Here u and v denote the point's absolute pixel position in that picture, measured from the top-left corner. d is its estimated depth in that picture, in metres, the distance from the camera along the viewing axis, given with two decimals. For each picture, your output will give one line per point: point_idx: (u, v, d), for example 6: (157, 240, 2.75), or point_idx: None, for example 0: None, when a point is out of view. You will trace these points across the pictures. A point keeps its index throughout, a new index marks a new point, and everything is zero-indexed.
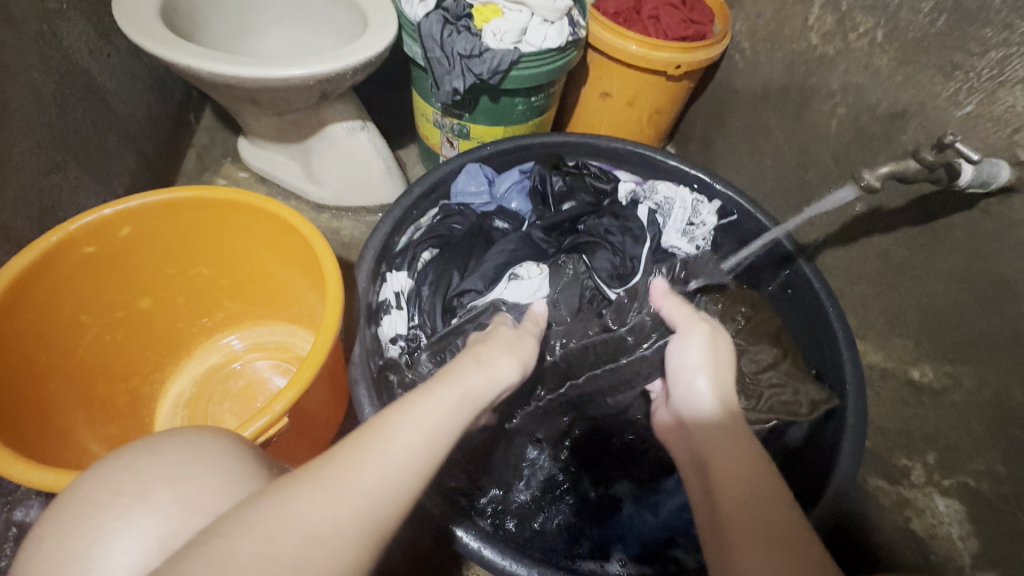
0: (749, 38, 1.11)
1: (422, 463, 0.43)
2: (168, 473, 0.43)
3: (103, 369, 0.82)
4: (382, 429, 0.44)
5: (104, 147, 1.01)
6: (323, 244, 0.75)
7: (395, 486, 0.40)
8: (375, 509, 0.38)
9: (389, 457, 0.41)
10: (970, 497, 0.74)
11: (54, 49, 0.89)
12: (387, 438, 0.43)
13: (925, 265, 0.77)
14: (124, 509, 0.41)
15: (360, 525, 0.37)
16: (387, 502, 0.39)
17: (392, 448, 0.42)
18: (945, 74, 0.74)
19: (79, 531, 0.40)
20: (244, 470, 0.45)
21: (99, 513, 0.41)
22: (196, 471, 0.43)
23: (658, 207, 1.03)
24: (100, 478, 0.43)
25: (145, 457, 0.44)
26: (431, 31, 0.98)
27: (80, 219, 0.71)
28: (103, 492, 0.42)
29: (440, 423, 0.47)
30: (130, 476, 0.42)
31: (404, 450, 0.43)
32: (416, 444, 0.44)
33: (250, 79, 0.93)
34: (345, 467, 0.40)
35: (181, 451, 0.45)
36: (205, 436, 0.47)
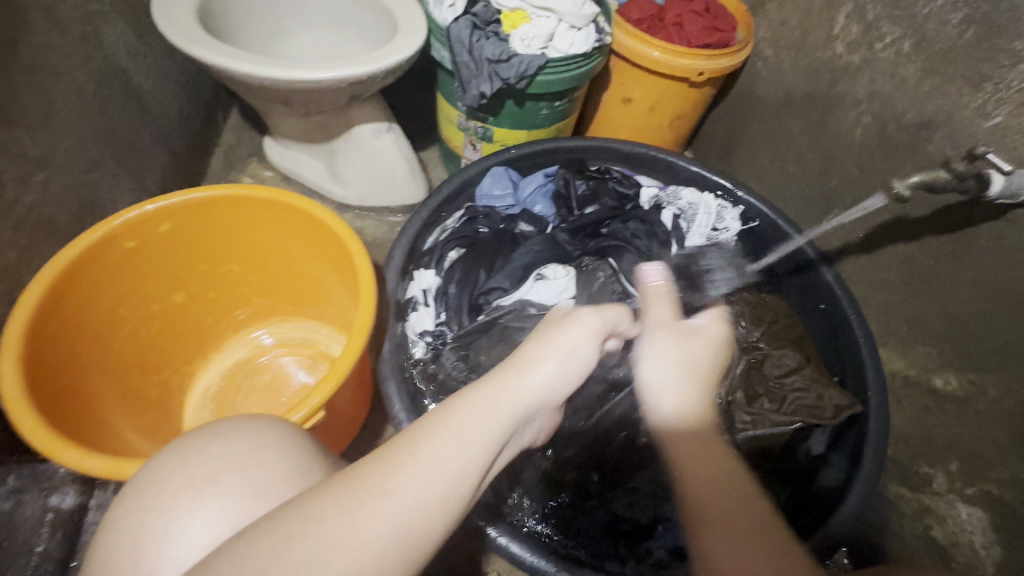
0: (773, 46, 1.12)
1: (453, 474, 0.40)
2: (234, 459, 0.46)
3: (138, 361, 0.84)
4: (418, 442, 0.41)
5: (139, 145, 1.04)
6: (359, 246, 0.76)
7: (432, 496, 0.38)
8: (399, 520, 0.37)
9: (419, 464, 0.39)
10: (993, 506, 0.76)
11: (96, 51, 0.92)
12: (423, 451, 0.40)
13: (949, 274, 0.78)
14: (201, 492, 0.43)
15: (385, 532, 0.36)
16: (427, 515, 0.38)
17: (421, 455, 0.40)
18: (973, 85, 0.75)
19: (157, 512, 0.43)
20: (302, 458, 0.47)
21: (173, 494, 0.44)
22: (260, 458, 0.46)
23: (681, 212, 1.05)
24: (174, 461, 0.46)
25: (212, 443, 0.46)
26: (460, 36, 1.00)
27: (123, 214, 0.74)
28: (176, 475, 0.45)
29: (470, 429, 0.43)
30: (200, 460, 0.45)
31: (434, 459, 0.40)
32: (448, 454, 0.41)
33: (284, 81, 0.95)
34: (375, 472, 0.39)
35: (243, 436, 0.47)
36: (262, 424, 0.50)
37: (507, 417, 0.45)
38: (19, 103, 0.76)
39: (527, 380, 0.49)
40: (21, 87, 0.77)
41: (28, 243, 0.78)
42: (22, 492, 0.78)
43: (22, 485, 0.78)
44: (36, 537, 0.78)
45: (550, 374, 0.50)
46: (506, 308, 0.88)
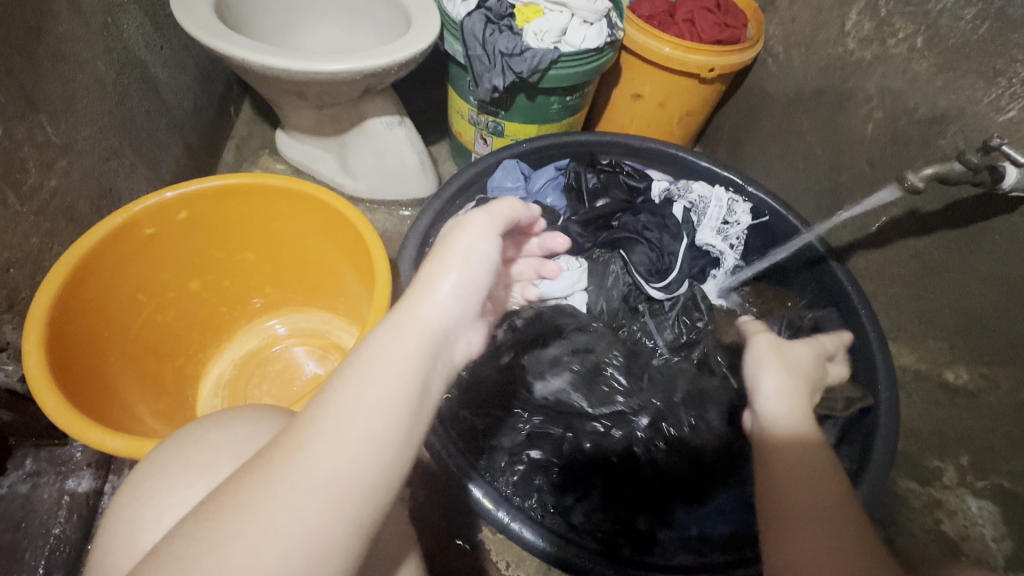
0: (783, 42, 1.13)
1: (370, 413, 0.37)
2: (235, 447, 0.44)
3: (156, 347, 0.85)
4: (327, 394, 0.38)
5: (156, 135, 1.05)
6: (373, 235, 0.77)
7: (356, 431, 0.36)
8: (319, 469, 0.35)
9: (331, 413, 0.37)
10: (1007, 500, 0.76)
11: (116, 41, 0.93)
12: (337, 399, 0.38)
13: (961, 268, 0.78)
14: (192, 480, 0.43)
15: (306, 485, 0.34)
16: (363, 455, 0.36)
17: (330, 403, 0.38)
18: (987, 80, 0.75)
19: (155, 503, 0.42)
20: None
21: (172, 482, 0.43)
22: (259, 446, 0.45)
23: (692, 206, 1.04)
24: (174, 450, 0.45)
25: (212, 431, 0.46)
26: (473, 29, 1.01)
27: (143, 201, 0.75)
28: (174, 464, 0.44)
29: (378, 365, 0.40)
30: (198, 448, 0.44)
31: (344, 404, 0.37)
32: (357, 394, 0.38)
33: (300, 73, 0.96)
34: (290, 433, 0.37)
35: (244, 425, 0.46)
36: (264, 414, 0.49)
37: (413, 337, 0.42)
38: (42, 90, 0.77)
39: (429, 297, 0.45)
40: (44, 75, 0.78)
41: (49, 228, 0.79)
42: (40, 475, 0.82)
43: (39, 468, 0.83)
44: (53, 520, 0.79)
45: (453, 291, 0.46)
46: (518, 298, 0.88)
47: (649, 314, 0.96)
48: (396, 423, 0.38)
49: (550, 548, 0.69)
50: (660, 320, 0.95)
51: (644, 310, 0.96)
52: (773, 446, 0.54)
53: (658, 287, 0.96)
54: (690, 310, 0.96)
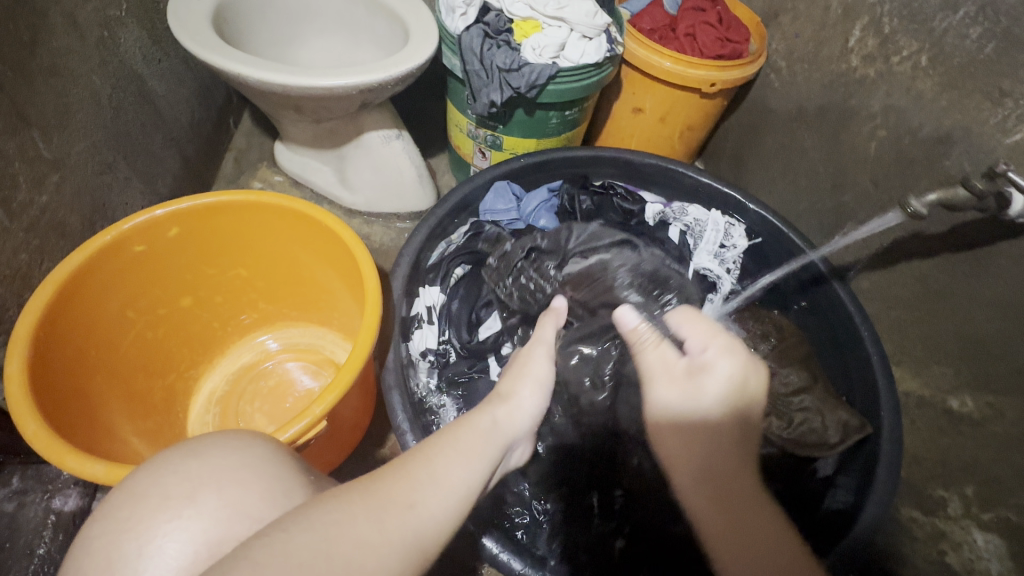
0: (786, 57, 1.11)
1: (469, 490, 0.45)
2: (213, 477, 0.43)
3: (145, 363, 0.84)
4: (428, 456, 0.46)
5: (151, 148, 1.05)
6: (365, 253, 0.76)
7: (441, 506, 0.42)
8: (423, 530, 0.40)
9: (441, 476, 0.44)
10: (1011, 533, 0.71)
11: (111, 55, 0.93)
12: (431, 463, 0.45)
13: (966, 293, 0.76)
14: (172, 512, 0.41)
15: (406, 538, 0.38)
16: (437, 527, 0.41)
17: (435, 472, 0.44)
18: (993, 101, 0.73)
19: (132, 535, 0.40)
20: (284, 477, 0.45)
21: (148, 515, 0.41)
22: (240, 478, 0.44)
23: (687, 229, 1.06)
24: (151, 479, 0.43)
25: (192, 461, 0.44)
26: (471, 44, 1.00)
27: (133, 219, 0.74)
28: (154, 494, 0.42)
29: (472, 453, 0.48)
30: (178, 479, 0.43)
31: (452, 470, 0.45)
32: (453, 472, 0.45)
33: (296, 87, 0.95)
34: (397, 485, 0.42)
35: (222, 453, 0.45)
36: (242, 441, 0.48)
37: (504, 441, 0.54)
38: (35, 106, 0.77)
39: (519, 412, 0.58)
40: (37, 90, 0.78)
41: (39, 244, 0.78)
42: (26, 493, 0.81)
43: (25, 487, 0.81)
44: (37, 540, 0.78)
45: (531, 413, 0.59)
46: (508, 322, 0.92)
47: None
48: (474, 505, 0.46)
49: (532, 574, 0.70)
50: None
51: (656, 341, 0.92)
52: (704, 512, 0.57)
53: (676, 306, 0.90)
54: None
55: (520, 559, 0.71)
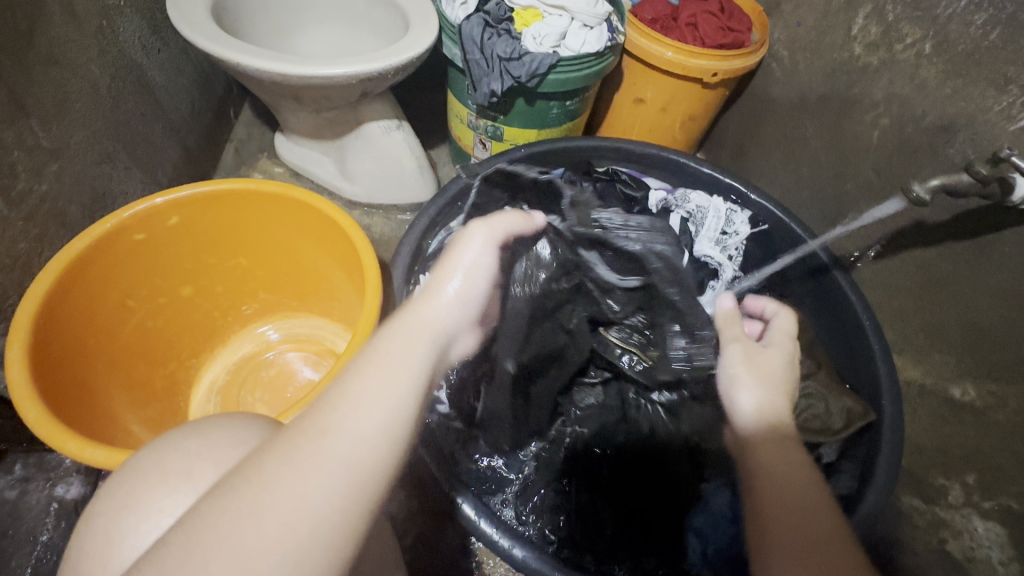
0: (789, 47, 1.11)
1: (390, 409, 0.37)
2: (211, 454, 0.43)
3: (145, 353, 0.84)
4: (344, 376, 0.39)
5: (151, 138, 1.05)
6: (363, 239, 0.76)
7: (367, 421, 0.36)
8: (347, 453, 0.35)
9: (340, 408, 0.37)
10: (1011, 520, 0.73)
11: (110, 44, 0.92)
12: (347, 381, 0.39)
13: (969, 281, 0.76)
14: (170, 487, 0.42)
15: (332, 471, 0.34)
16: (372, 443, 0.36)
17: (350, 391, 0.38)
18: (998, 88, 0.73)
19: (129, 510, 0.41)
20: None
21: (148, 491, 0.42)
22: (239, 456, 0.43)
23: (689, 216, 1.04)
24: (153, 457, 0.44)
25: (192, 439, 0.45)
26: (471, 33, 1.00)
27: (132, 207, 0.74)
28: (153, 471, 0.43)
29: (398, 356, 0.41)
30: (176, 456, 0.43)
31: (355, 396, 0.37)
32: (374, 379, 0.38)
33: (295, 77, 0.95)
34: (309, 418, 0.37)
35: (222, 431, 0.45)
36: (244, 420, 0.47)
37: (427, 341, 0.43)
38: (33, 95, 0.77)
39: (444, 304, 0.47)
40: (35, 78, 0.77)
41: (39, 233, 0.78)
42: (28, 481, 0.81)
43: (29, 474, 0.82)
44: (40, 526, 0.79)
45: (466, 293, 0.48)
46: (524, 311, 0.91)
47: None
48: (406, 419, 0.38)
49: (516, 549, 0.67)
50: None
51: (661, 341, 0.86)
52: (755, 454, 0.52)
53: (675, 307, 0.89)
54: None
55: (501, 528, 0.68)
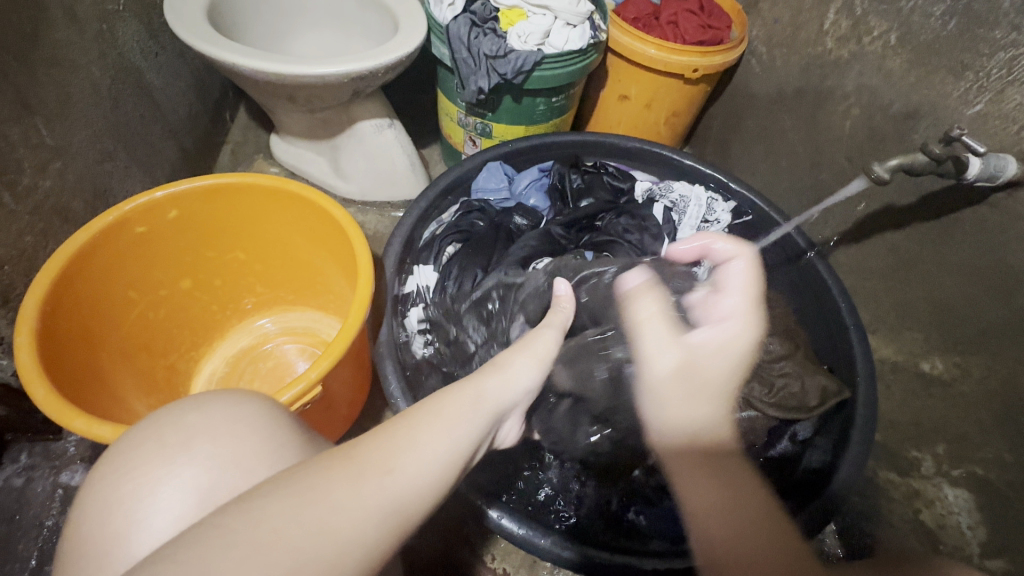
0: (766, 43, 1.15)
1: (436, 464, 0.44)
2: (210, 429, 0.48)
3: (146, 344, 0.87)
4: (411, 426, 0.46)
5: (150, 138, 1.08)
6: (357, 231, 0.78)
7: (416, 470, 0.43)
8: (405, 491, 0.41)
9: (419, 443, 0.45)
10: (979, 486, 0.74)
11: (110, 47, 0.96)
12: (414, 433, 0.46)
13: (935, 259, 0.80)
14: (169, 458, 0.46)
15: (384, 505, 0.39)
16: (417, 493, 0.42)
17: (413, 442, 0.45)
18: (956, 75, 0.76)
19: (130, 478, 0.46)
20: (279, 431, 0.50)
21: (148, 460, 0.47)
22: (233, 431, 0.48)
23: (672, 205, 1.07)
24: (153, 428, 0.48)
25: (189, 414, 0.49)
26: (459, 32, 1.04)
27: (133, 200, 0.77)
28: (152, 442, 0.48)
29: (456, 423, 0.49)
30: (176, 430, 0.48)
31: (416, 448, 0.44)
32: (435, 442, 0.46)
33: (289, 76, 0.98)
34: (380, 453, 0.42)
35: (219, 407, 0.50)
36: (246, 399, 0.52)
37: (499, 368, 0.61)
38: (37, 94, 0.80)
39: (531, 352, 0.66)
40: (39, 79, 0.81)
41: (43, 227, 0.82)
42: (35, 469, 0.85)
43: (34, 462, 0.85)
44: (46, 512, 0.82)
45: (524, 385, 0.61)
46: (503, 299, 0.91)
47: None
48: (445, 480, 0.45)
49: (533, 535, 0.71)
50: None
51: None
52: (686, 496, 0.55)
53: None
54: None
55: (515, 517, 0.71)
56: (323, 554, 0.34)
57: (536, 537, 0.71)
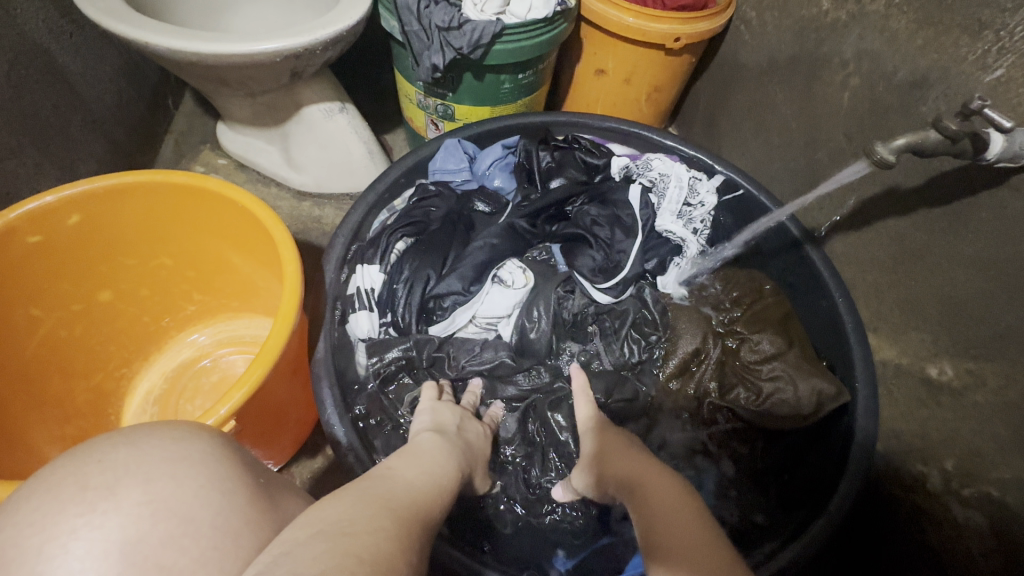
0: (755, 6, 1.02)
1: (423, 490, 0.46)
2: (143, 469, 0.39)
3: (62, 364, 0.79)
4: (373, 474, 0.46)
5: (68, 131, 0.97)
6: (284, 234, 0.68)
7: (406, 490, 0.44)
8: (409, 513, 0.41)
9: (402, 479, 0.46)
10: (990, 507, 0.65)
11: (6, 28, 0.84)
12: (380, 474, 0.46)
13: (946, 251, 0.70)
14: (86, 505, 0.36)
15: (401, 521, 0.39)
16: (421, 512, 0.42)
17: (388, 477, 0.46)
18: (972, 35, 0.65)
19: (34, 529, 0.35)
20: (228, 475, 0.42)
21: (59, 506, 0.36)
22: (175, 473, 0.40)
23: (651, 185, 0.96)
24: (70, 465, 0.39)
25: (120, 450, 0.40)
26: (408, 2, 0.92)
27: (21, 205, 0.66)
28: (67, 483, 0.38)
29: (421, 466, 0.50)
30: (99, 468, 0.38)
31: (400, 482, 0.45)
32: (408, 475, 0.47)
33: (212, 55, 0.87)
34: (363, 485, 0.43)
35: (155, 443, 0.41)
36: (187, 431, 0.44)
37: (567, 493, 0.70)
38: None
39: (467, 436, 0.64)
40: None
41: None
42: None
43: None
44: None
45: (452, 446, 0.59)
46: (461, 318, 0.83)
47: (601, 339, 0.86)
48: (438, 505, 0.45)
49: None
50: (613, 342, 0.85)
51: (594, 332, 0.87)
52: (643, 492, 0.55)
53: (604, 288, 0.87)
54: (642, 313, 0.88)
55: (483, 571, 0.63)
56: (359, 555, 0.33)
57: None
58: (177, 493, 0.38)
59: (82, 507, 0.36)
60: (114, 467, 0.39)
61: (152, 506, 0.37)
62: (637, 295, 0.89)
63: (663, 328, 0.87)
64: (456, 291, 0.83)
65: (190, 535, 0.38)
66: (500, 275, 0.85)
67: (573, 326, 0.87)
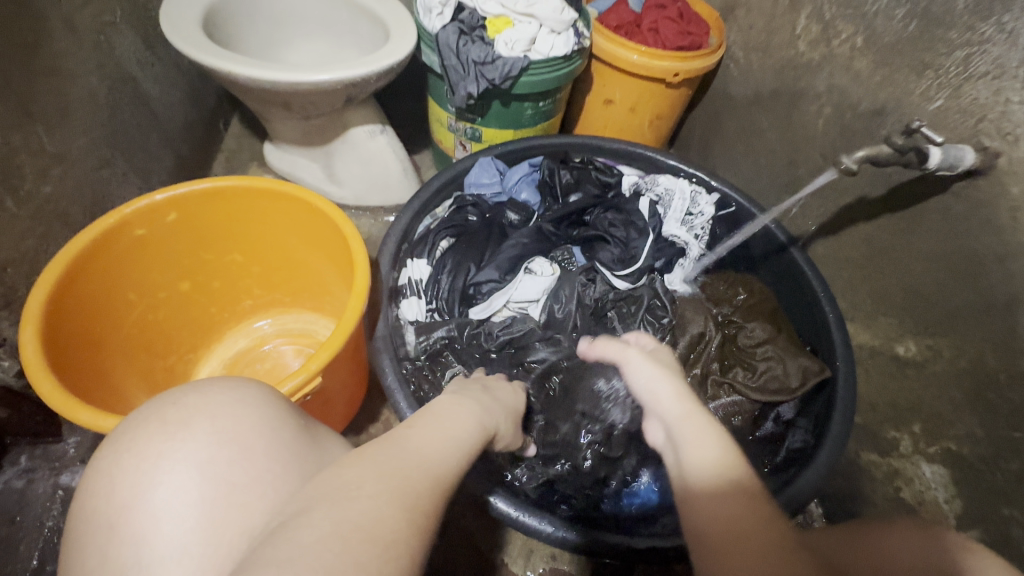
0: (743, 48, 1.20)
1: (451, 444, 0.47)
2: (208, 409, 0.46)
3: (145, 346, 0.89)
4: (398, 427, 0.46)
5: (147, 147, 1.10)
6: (352, 229, 0.81)
7: (428, 448, 0.45)
8: (428, 474, 0.42)
9: (423, 435, 0.46)
10: (953, 461, 0.77)
11: (108, 58, 0.98)
12: (404, 427, 0.47)
13: (906, 248, 0.84)
14: (168, 436, 0.44)
15: (414, 483, 0.40)
16: (446, 466, 0.44)
17: (404, 435, 0.45)
18: (918, 73, 0.81)
19: (132, 455, 0.43)
20: (279, 414, 0.49)
21: (148, 438, 0.44)
22: (235, 411, 0.47)
23: (658, 198, 1.12)
24: (154, 408, 0.47)
25: (190, 394, 0.47)
26: (448, 40, 1.07)
27: (134, 202, 0.79)
28: (153, 420, 0.45)
29: (451, 418, 0.52)
30: (176, 408, 0.46)
31: (420, 439, 0.46)
32: (435, 428, 0.48)
33: (281, 83, 1.01)
34: (376, 444, 0.43)
35: (216, 390, 0.48)
36: (240, 382, 0.51)
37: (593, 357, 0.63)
38: (37, 101, 0.82)
39: (498, 399, 0.68)
40: (38, 88, 0.83)
41: (43, 231, 0.84)
42: (33, 471, 0.86)
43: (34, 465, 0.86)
44: (47, 513, 0.83)
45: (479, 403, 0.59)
46: (497, 305, 0.96)
47: (618, 321, 0.99)
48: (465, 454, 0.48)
49: (547, 526, 0.72)
50: (628, 323, 0.98)
51: (612, 318, 0.99)
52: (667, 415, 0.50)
53: (622, 275, 1.01)
54: (654, 300, 1.01)
55: (530, 512, 0.73)
56: (356, 525, 0.34)
57: (552, 528, 0.72)
58: (237, 426, 0.45)
59: (165, 436, 0.44)
60: (186, 407, 0.46)
61: (218, 436, 0.44)
62: (650, 285, 1.02)
63: (673, 312, 1.00)
64: (494, 280, 0.96)
65: (247, 458, 0.43)
66: (531, 268, 0.98)
67: (592, 318, 0.98)
